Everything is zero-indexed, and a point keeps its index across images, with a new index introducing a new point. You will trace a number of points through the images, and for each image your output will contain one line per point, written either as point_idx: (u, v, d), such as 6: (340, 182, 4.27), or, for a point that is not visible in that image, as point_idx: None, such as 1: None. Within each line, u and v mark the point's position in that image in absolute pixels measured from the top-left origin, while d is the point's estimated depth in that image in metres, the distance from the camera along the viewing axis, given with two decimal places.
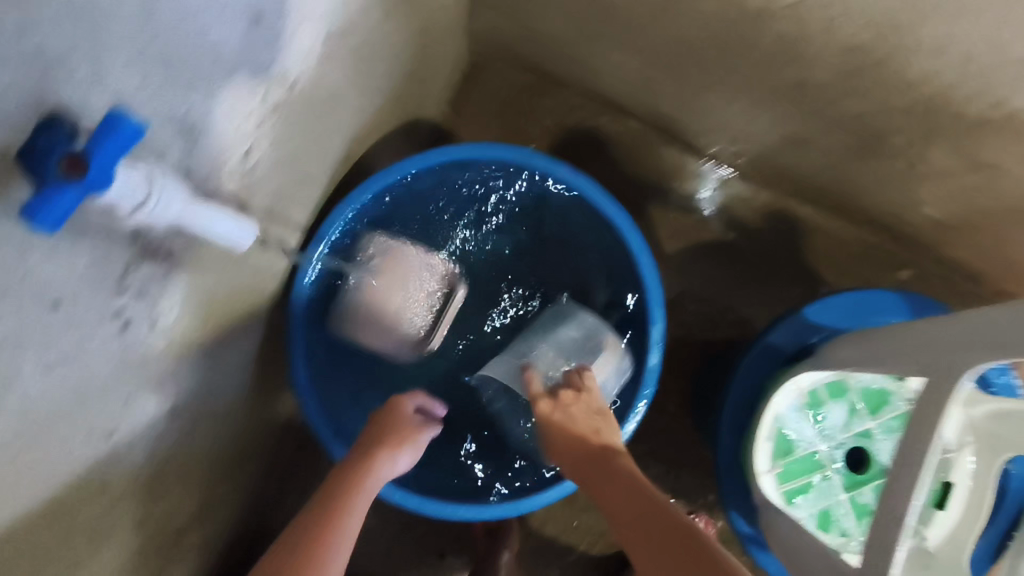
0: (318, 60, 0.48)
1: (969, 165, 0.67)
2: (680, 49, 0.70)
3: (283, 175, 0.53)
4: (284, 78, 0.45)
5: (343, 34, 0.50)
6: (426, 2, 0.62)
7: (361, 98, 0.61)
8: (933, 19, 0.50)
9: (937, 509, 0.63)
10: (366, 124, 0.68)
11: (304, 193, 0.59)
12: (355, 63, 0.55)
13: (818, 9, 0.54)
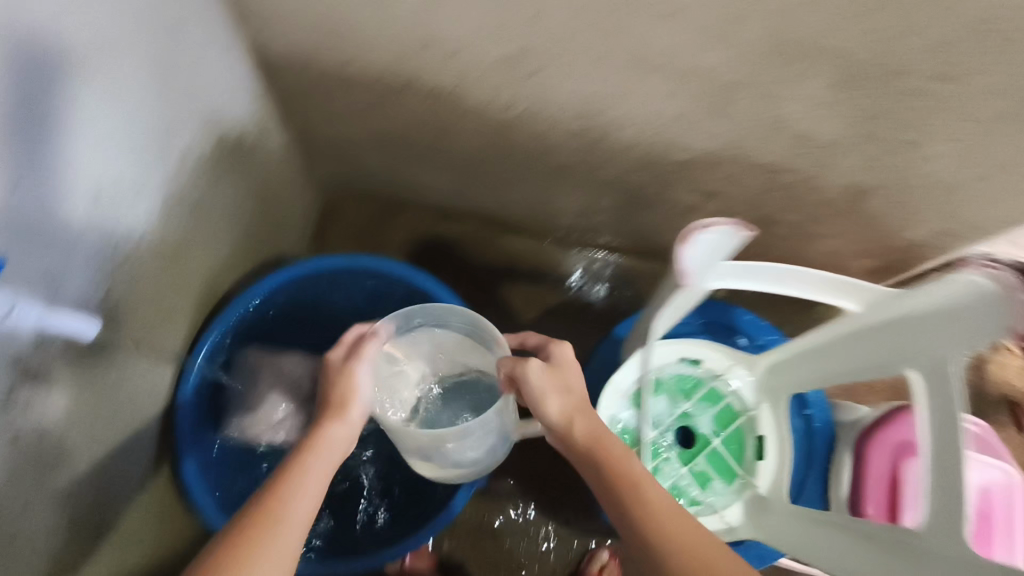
0: (153, 216, 0.63)
1: (703, 196, 0.89)
2: (472, 159, 0.91)
3: (142, 309, 0.66)
4: (128, 234, 0.59)
5: (174, 196, 0.66)
6: (253, 160, 0.80)
7: (209, 241, 0.76)
8: (609, 104, 0.71)
9: (758, 461, 0.77)
10: (223, 264, 0.82)
11: (165, 323, 0.72)
12: (195, 217, 0.70)
13: (540, 111, 0.75)
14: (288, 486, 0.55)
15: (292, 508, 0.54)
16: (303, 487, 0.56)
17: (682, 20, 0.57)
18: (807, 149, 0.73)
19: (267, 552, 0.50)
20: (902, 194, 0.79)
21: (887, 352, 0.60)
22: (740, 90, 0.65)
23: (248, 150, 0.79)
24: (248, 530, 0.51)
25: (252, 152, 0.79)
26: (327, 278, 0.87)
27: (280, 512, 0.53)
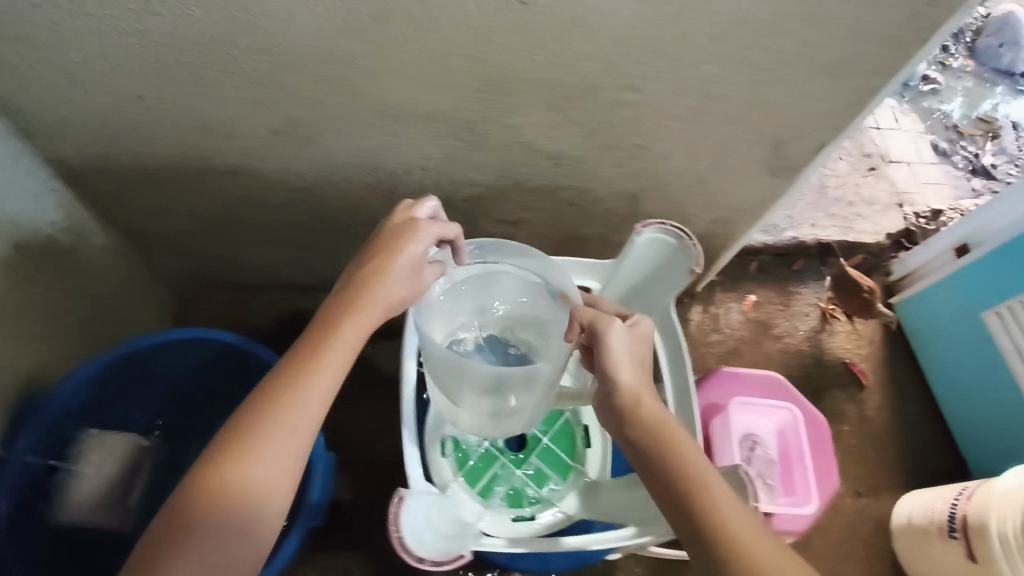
0: None
1: (508, 226, 1.00)
2: (296, 228, 0.99)
3: None
4: None
5: None
6: (71, 260, 0.86)
7: (23, 339, 0.80)
8: (384, 155, 0.81)
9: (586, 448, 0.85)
10: (49, 360, 0.85)
11: None
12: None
13: (330, 172, 0.85)
14: (280, 404, 0.58)
15: (282, 432, 0.57)
16: (304, 399, 0.59)
17: (401, 74, 0.68)
18: (564, 166, 0.85)
19: (265, 464, 0.56)
20: (663, 192, 0.92)
21: (645, 305, 0.84)
22: (482, 125, 0.76)
23: (64, 250, 0.84)
24: (244, 454, 0.56)
25: (69, 252, 0.85)
26: (164, 355, 0.89)
27: (283, 423, 0.58)
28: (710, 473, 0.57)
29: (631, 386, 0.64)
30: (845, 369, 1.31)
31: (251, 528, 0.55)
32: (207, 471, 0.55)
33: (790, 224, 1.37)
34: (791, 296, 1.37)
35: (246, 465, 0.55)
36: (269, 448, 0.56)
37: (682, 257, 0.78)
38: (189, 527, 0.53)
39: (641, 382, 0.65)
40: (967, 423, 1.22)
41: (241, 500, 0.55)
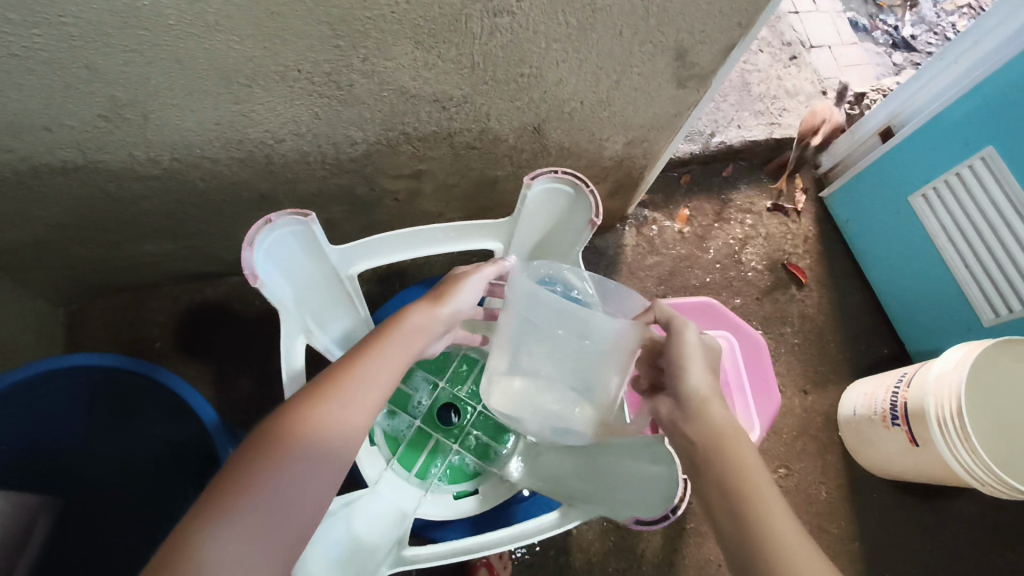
0: None
1: (410, 179, 0.91)
2: (174, 217, 0.88)
3: None
4: None
5: None
6: None
7: None
8: (243, 125, 0.71)
9: None
10: None
11: None
12: None
13: (188, 153, 0.74)
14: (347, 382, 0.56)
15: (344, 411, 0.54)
16: (375, 379, 0.57)
17: (227, 30, 0.57)
18: (453, 108, 0.76)
19: (341, 419, 0.54)
20: (568, 121, 0.84)
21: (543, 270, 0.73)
22: (343, 77, 0.66)
23: None
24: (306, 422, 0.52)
25: None
26: (61, 386, 0.76)
27: (348, 405, 0.55)
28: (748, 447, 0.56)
29: (687, 349, 0.63)
30: (784, 270, 1.29)
31: (304, 492, 0.50)
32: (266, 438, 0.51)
33: (715, 128, 1.31)
34: (725, 202, 1.33)
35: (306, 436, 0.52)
36: (334, 418, 0.53)
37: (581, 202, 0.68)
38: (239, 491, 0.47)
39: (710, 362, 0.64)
40: (902, 307, 1.23)
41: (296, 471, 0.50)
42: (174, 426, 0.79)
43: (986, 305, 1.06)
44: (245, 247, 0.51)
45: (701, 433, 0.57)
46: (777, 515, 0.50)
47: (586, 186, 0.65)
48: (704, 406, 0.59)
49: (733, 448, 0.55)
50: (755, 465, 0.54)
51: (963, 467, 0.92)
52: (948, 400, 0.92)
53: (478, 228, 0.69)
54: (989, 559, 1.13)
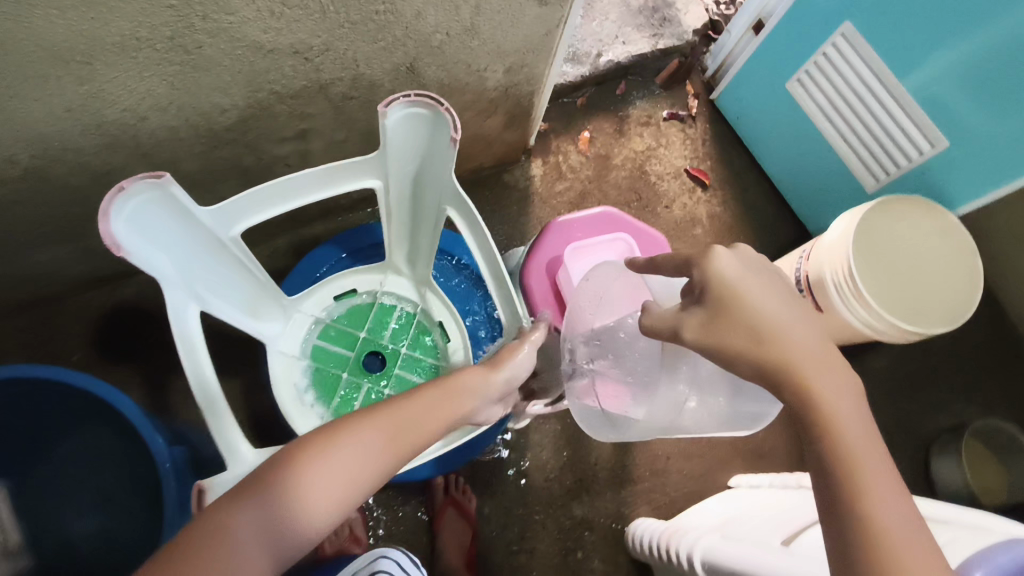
0: None
1: (295, 141, 0.89)
2: (54, 218, 0.84)
3: None
4: None
5: None
6: None
7: None
8: (97, 107, 0.68)
9: None
10: None
11: None
12: None
13: (46, 145, 0.71)
14: (346, 435, 0.51)
15: (346, 476, 0.50)
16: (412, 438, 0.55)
17: (43, 5, 0.54)
18: (316, 58, 0.74)
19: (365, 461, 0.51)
20: (440, 56, 0.84)
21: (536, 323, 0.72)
22: (186, 40, 0.64)
23: None
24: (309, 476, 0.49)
25: None
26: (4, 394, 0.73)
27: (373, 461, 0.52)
28: (851, 420, 0.46)
29: (722, 335, 0.51)
30: (687, 175, 1.34)
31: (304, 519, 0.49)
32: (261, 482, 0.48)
33: (602, 47, 1.31)
34: (623, 118, 1.35)
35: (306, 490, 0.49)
36: (391, 433, 0.54)
37: (439, 128, 0.54)
38: (214, 536, 0.45)
39: (758, 306, 0.51)
40: (798, 190, 1.30)
41: (275, 524, 0.47)
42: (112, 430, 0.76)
43: (867, 172, 1.13)
44: (100, 219, 0.45)
45: (801, 426, 0.48)
46: (899, 525, 0.42)
47: (438, 110, 0.52)
48: (800, 380, 0.48)
49: (839, 442, 0.45)
50: (867, 449, 0.45)
51: (861, 322, 1.00)
52: (840, 265, 1.00)
53: (350, 175, 0.60)
54: (904, 403, 1.25)
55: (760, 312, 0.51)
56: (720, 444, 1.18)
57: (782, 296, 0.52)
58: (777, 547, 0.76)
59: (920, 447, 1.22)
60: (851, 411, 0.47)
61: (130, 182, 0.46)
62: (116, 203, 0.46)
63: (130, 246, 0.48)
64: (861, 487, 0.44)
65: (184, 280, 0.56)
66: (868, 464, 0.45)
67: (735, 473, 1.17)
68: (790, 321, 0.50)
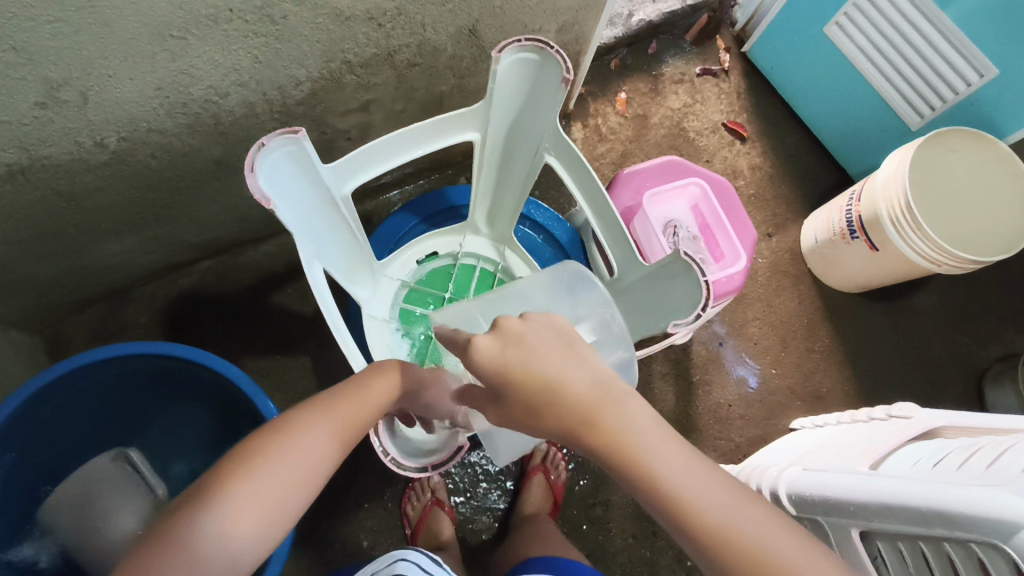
0: None
1: (360, 112, 0.90)
2: (133, 206, 0.86)
3: None
4: None
5: None
6: None
7: None
8: (185, 85, 0.69)
9: None
10: None
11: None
12: None
13: (135, 128, 0.72)
14: (287, 441, 0.49)
15: (290, 475, 0.48)
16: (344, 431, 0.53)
17: None
18: (388, 23, 0.75)
19: (308, 463, 0.49)
20: (500, 16, 0.84)
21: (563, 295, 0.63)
22: (273, 9, 0.64)
23: None
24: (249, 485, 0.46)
25: None
26: (114, 371, 0.76)
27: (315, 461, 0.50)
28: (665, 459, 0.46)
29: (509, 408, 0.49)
30: (725, 129, 1.35)
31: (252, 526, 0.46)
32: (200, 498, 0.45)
33: (633, 7, 1.31)
34: (657, 78, 1.36)
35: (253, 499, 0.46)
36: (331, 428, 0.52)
37: (547, 70, 0.56)
38: (164, 550, 0.42)
39: (538, 369, 0.47)
40: (837, 135, 1.31)
41: (222, 532, 0.44)
42: (216, 399, 0.81)
43: (911, 109, 1.14)
44: (248, 174, 0.47)
45: (623, 476, 0.47)
46: (710, 502, 0.45)
47: (553, 50, 0.54)
48: (601, 425, 0.47)
49: (644, 461, 0.46)
50: (664, 456, 0.46)
51: (919, 254, 1.02)
52: (896, 199, 1.01)
53: (453, 128, 0.62)
54: (954, 337, 1.27)
55: (546, 361, 0.47)
56: (779, 389, 1.21)
57: (565, 345, 0.49)
58: (864, 469, 0.78)
59: (974, 379, 1.25)
60: (658, 446, 0.46)
61: (270, 138, 0.48)
62: (257, 159, 0.49)
63: (271, 200, 0.50)
64: (677, 490, 0.45)
65: (309, 237, 0.58)
66: (674, 458, 0.46)
67: (798, 416, 1.20)
68: (575, 370, 0.47)
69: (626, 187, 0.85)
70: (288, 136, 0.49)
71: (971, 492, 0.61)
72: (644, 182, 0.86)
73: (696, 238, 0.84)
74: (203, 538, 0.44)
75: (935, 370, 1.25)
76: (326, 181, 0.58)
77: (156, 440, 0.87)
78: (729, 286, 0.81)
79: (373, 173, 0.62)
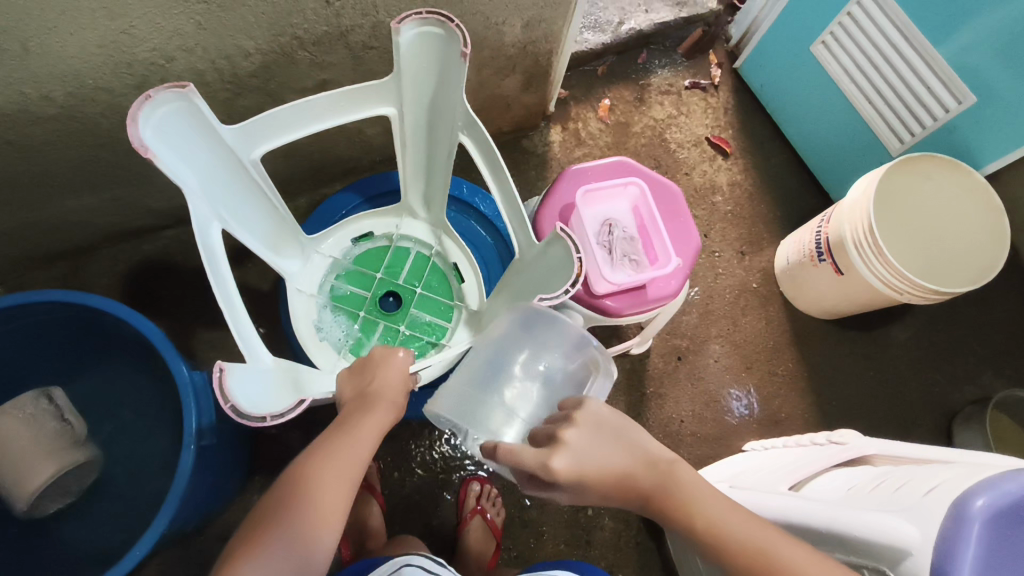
0: None
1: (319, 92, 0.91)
2: (89, 164, 0.88)
3: None
4: None
5: None
6: None
7: None
8: (127, 45, 0.71)
9: None
10: None
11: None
12: None
13: (80, 84, 0.74)
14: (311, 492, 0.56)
15: (322, 517, 0.55)
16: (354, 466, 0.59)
17: None
18: (336, 2, 0.76)
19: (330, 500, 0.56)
20: (457, 5, 0.85)
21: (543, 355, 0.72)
22: None
23: None
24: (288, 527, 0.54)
25: None
26: (42, 319, 0.78)
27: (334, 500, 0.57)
28: (704, 504, 0.56)
29: (597, 497, 0.61)
30: (708, 143, 1.34)
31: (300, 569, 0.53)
32: (249, 547, 0.52)
33: (624, 15, 1.32)
34: (644, 87, 1.35)
35: (298, 538, 0.54)
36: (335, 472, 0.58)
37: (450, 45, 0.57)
38: None
39: (598, 461, 0.59)
40: (821, 157, 1.28)
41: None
42: (137, 352, 0.82)
43: (892, 134, 1.11)
44: (130, 124, 0.48)
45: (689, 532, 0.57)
46: (784, 554, 0.52)
47: (455, 23, 0.54)
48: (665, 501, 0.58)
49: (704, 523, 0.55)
50: (719, 515, 0.56)
51: (881, 281, 0.99)
52: (860, 221, 0.98)
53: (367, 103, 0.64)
54: (927, 374, 1.22)
55: (605, 460, 0.59)
56: (736, 410, 1.17)
57: (609, 439, 0.61)
58: (783, 489, 0.76)
59: (944, 419, 1.19)
60: (706, 503, 0.56)
61: (156, 90, 0.49)
62: (143, 112, 0.49)
63: (158, 152, 0.51)
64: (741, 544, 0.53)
65: (210, 196, 0.59)
66: (731, 516, 0.55)
67: (752, 439, 1.16)
68: (624, 462, 0.60)
69: (565, 186, 0.83)
70: (172, 88, 0.50)
71: (867, 517, 0.58)
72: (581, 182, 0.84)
73: (634, 240, 0.83)
74: None
75: (904, 406, 1.20)
76: (230, 141, 0.59)
77: (89, 394, 0.89)
78: (665, 291, 0.80)
79: (283, 139, 0.63)
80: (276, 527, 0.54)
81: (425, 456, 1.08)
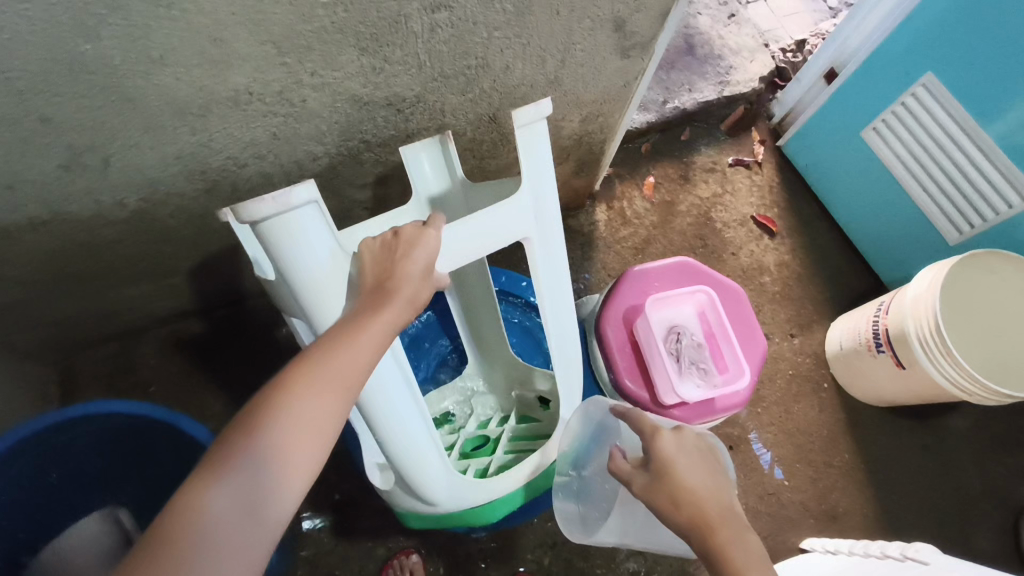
0: None
1: (380, 186, 0.92)
2: (150, 257, 0.88)
3: None
4: None
5: None
6: None
7: None
8: (203, 155, 0.71)
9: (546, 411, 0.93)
10: None
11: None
12: None
13: (153, 190, 0.74)
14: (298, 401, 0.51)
15: (310, 425, 0.51)
16: (344, 369, 0.53)
17: (173, 63, 0.58)
18: (407, 109, 0.76)
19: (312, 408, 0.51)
20: (522, 106, 0.85)
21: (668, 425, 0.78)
22: (291, 93, 0.67)
23: None
24: (279, 429, 0.49)
25: None
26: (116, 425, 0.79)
27: (320, 405, 0.51)
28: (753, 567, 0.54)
29: (656, 498, 0.62)
30: (753, 222, 1.33)
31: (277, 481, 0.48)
32: (227, 453, 0.47)
33: (668, 95, 1.33)
34: (688, 165, 1.36)
35: (282, 441, 0.49)
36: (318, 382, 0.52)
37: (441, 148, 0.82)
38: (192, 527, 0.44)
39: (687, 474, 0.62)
40: (870, 240, 1.26)
41: (252, 489, 0.47)
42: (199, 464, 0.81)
43: (949, 224, 1.09)
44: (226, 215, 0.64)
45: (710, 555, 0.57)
46: None
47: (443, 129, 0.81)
48: (714, 525, 0.58)
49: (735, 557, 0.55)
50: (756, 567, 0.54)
51: (947, 380, 0.96)
52: (924, 317, 0.96)
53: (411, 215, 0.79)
54: (991, 466, 1.17)
55: (692, 472, 0.62)
56: (791, 504, 1.13)
57: (710, 474, 0.63)
58: None
59: (1011, 516, 1.14)
60: (749, 548, 0.56)
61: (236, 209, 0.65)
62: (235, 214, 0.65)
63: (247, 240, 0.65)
64: None
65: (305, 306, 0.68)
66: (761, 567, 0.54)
67: (809, 536, 1.11)
68: (713, 492, 0.61)
69: (629, 290, 0.84)
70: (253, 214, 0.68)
71: None
72: (645, 286, 0.84)
73: (701, 346, 0.82)
74: (229, 499, 0.46)
75: (968, 502, 1.15)
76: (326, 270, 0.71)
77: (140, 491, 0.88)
78: (734, 400, 0.79)
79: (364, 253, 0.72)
80: (257, 428, 0.49)
81: (473, 551, 1.05)
